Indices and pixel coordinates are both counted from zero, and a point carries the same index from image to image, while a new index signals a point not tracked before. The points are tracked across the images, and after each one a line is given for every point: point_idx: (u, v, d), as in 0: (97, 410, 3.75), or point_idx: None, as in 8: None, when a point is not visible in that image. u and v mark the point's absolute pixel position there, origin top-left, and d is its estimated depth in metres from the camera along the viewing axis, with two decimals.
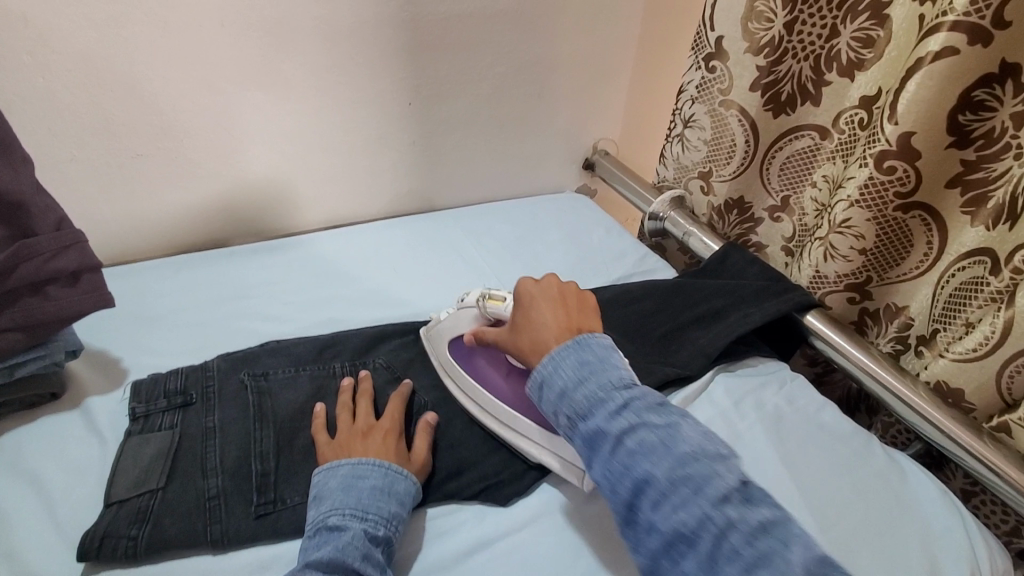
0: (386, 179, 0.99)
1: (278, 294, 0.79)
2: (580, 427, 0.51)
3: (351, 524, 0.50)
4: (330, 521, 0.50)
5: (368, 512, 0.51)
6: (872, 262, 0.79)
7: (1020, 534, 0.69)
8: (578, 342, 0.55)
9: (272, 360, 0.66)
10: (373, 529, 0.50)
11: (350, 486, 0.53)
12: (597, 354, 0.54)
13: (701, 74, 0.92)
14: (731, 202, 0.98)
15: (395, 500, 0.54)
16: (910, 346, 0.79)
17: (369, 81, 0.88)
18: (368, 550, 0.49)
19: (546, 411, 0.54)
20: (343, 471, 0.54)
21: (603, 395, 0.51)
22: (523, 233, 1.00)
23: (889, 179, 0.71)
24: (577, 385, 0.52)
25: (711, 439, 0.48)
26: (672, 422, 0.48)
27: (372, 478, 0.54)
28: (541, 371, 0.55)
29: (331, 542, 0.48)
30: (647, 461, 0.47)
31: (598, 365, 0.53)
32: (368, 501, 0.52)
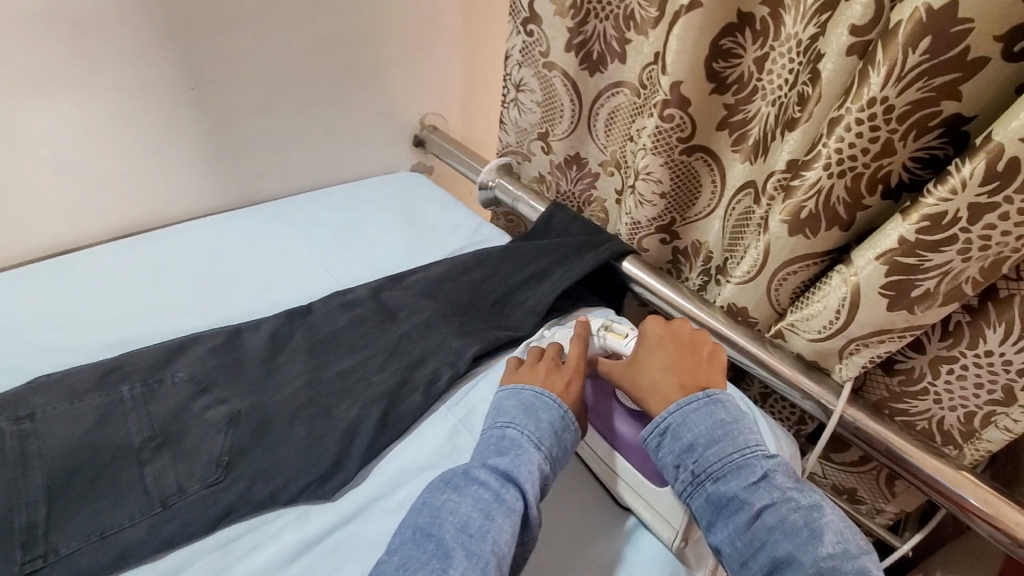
0: (186, 177, 0.89)
1: (51, 320, 0.69)
2: (707, 486, 0.55)
3: (530, 447, 0.57)
4: (505, 440, 0.58)
5: (541, 441, 0.58)
6: (673, 205, 0.86)
7: (804, 422, 0.80)
8: (709, 398, 0.59)
9: (41, 396, 0.58)
10: (544, 460, 0.57)
11: (533, 411, 0.61)
12: (732, 416, 0.58)
13: (522, 39, 0.93)
14: (568, 158, 1.01)
15: (563, 436, 0.60)
16: (712, 277, 0.88)
17: (137, 67, 0.78)
18: (537, 475, 0.55)
19: (666, 460, 0.58)
20: (525, 394, 0.62)
21: (741, 462, 0.55)
22: (352, 219, 0.96)
23: (671, 127, 0.77)
24: (711, 446, 0.56)
25: (853, 528, 0.51)
26: (815, 503, 0.52)
27: (550, 412, 0.61)
28: (670, 420, 0.59)
29: (506, 457, 0.56)
30: (784, 537, 0.50)
31: (732, 430, 0.57)
32: (541, 431, 0.59)
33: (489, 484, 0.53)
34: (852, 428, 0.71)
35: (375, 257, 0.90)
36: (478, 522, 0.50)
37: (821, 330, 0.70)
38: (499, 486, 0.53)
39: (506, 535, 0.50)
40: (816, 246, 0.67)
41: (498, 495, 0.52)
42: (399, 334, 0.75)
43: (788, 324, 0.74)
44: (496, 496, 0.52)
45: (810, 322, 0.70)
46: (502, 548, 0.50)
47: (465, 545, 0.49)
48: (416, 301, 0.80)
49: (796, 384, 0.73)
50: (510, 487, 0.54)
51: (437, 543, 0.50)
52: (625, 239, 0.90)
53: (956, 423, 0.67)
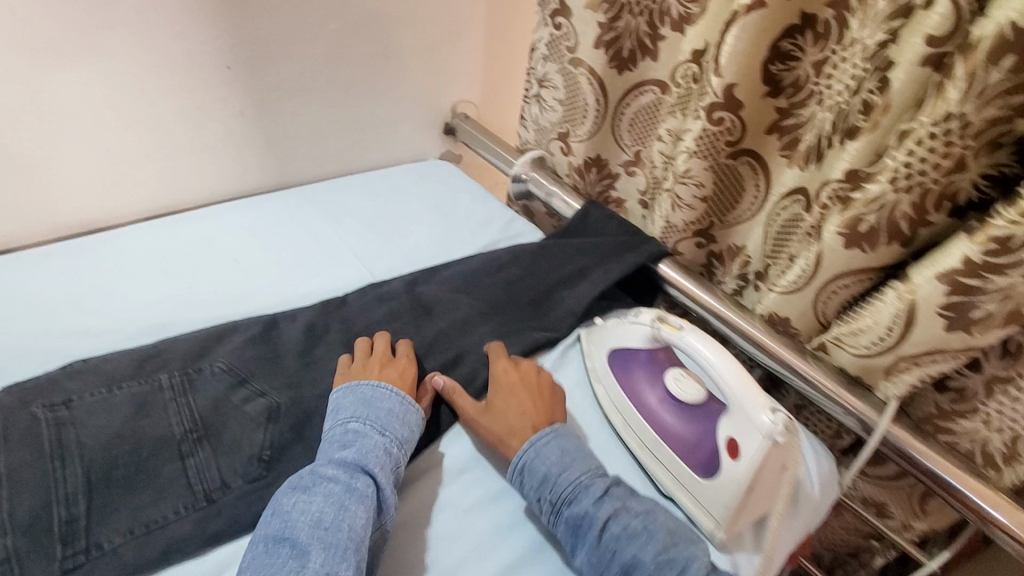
0: (216, 158, 0.86)
1: (82, 302, 0.67)
2: (565, 512, 0.54)
3: (374, 437, 0.56)
4: (346, 433, 0.56)
5: (386, 429, 0.57)
6: (712, 208, 0.84)
7: (841, 435, 0.80)
8: (554, 431, 0.60)
9: (78, 384, 0.56)
10: (391, 444, 0.56)
11: (370, 402, 0.59)
12: (576, 445, 0.59)
13: (548, 32, 0.90)
14: (589, 161, 0.97)
15: (409, 422, 0.60)
16: (749, 282, 0.86)
17: (171, 43, 0.74)
18: (385, 460, 0.55)
19: (527, 495, 0.57)
20: (361, 389, 0.60)
21: (588, 482, 0.56)
22: (382, 207, 0.94)
23: (719, 130, 0.74)
24: (562, 472, 0.56)
25: (681, 524, 0.54)
26: (650, 509, 0.55)
27: (390, 401, 0.60)
28: (524, 457, 0.58)
29: (351, 448, 0.54)
30: (630, 545, 0.51)
31: (578, 457, 0.58)
32: (384, 419, 0.58)
33: (337, 477, 0.52)
34: (894, 449, 0.70)
35: (409, 248, 0.88)
36: (331, 515, 0.49)
37: (869, 345, 0.69)
38: (349, 476, 0.52)
39: (362, 521, 0.49)
40: (872, 260, 0.65)
41: (348, 485, 0.51)
42: (434, 334, 0.73)
43: (833, 337, 0.73)
44: (347, 488, 0.51)
45: (859, 338, 0.70)
46: (360, 531, 0.49)
47: (320, 538, 0.47)
48: (449, 298, 0.78)
49: (836, 398, 0.72)
50: (361, 476, 0.52)
51: (292, 544, 0.47)
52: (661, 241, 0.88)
53: (1000, 445, 0.66)
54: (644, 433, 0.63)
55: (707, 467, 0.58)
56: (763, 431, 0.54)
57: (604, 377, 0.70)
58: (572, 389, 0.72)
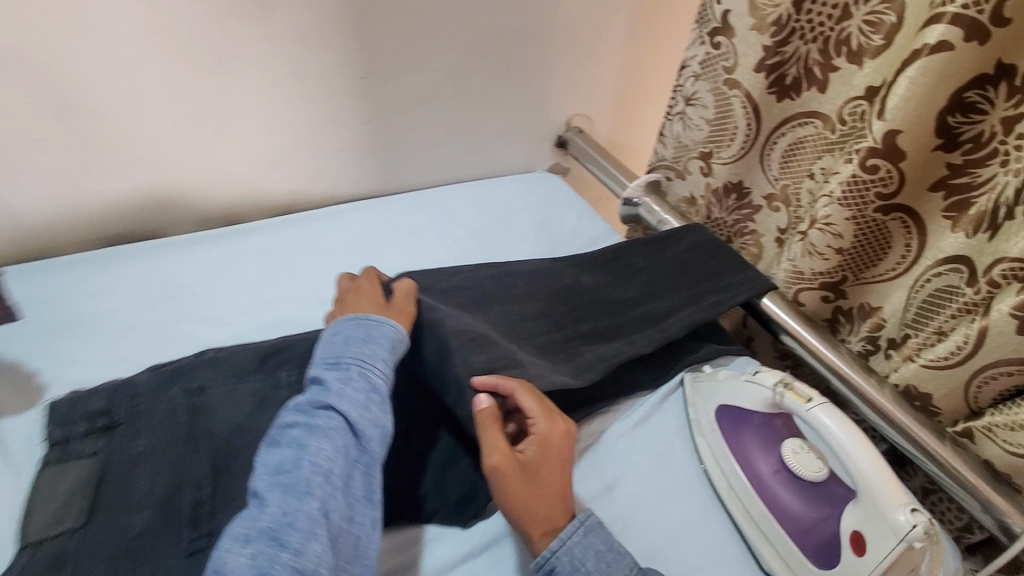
0: (341, 160, 0.89)
1: (217, 293, 0.72)
2: None
3: (329, 372, 0.52)
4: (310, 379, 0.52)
5: (340, 358, 0.53)
6: (848, 262, 0.76)
7: (971, 531, 0.70)
8: (584, 523, 0.52)
9: (210, 372, 0.60)
10: (354, 371, 0.52)
11: (326, 339, 0.55)
12: (608, 541, 0.52)
13: (705, 50, 0.84)
14: (730, 185, 0.90)
15: (374, 340, 0.55)
16: (880, 348, 0.77)
17: (317, 53, 0.77)
18: (346, 388, 0.50)
19: None
20: (325, 335, 0.56)
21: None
22: (488, 218, 0.94)
23: (872, 178, 0.67)
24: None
25: None
26: None
27: (352, 330, 0.55)
28: (557, 561, 0.50)
29: (312, 389, 0.51)
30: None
31: (614, 556, 0.51)
32: (338, 350, 0.53)
33: (295, 421, 0.48)
34: None
35: (514, 264, 0.88)
36: (291, 457, 0.46)
37: None
38: (308, 415, 0.49)
39: (325, 454, 0.46)
40: None
41: (308, 424, 0.48)
42: (439, 342, 0.59)
43: (982, 427, 0.66)
44: (305, 427, 0.47)
45: (1017, 434, 0.62)
46: (324, 465, 0.46)
47: (280, 483, 0.44)
48: (470, 317, 0.65)
49: (978, 493, 0.63)
50: (322, 411, 0.49)
51: (258, 498, 0.44)
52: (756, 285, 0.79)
53: None
54: (751, 504, 0.59)
55: (827, 559, 0.54)
56: (902, 535, 0.49)
57: (709, 429, 0.65)
58: (671, 436, 0.67)
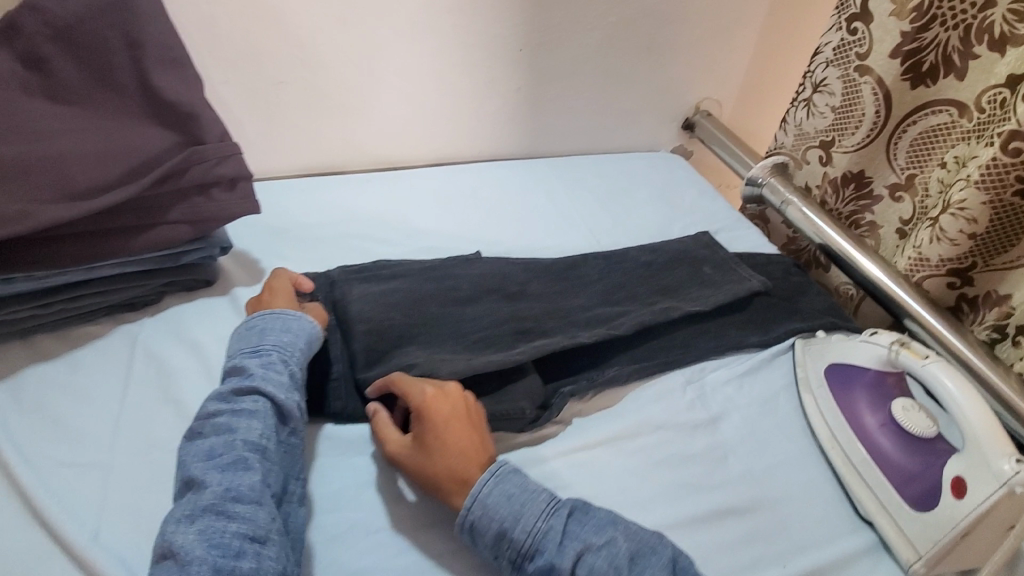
0: (492, 123, 1.00)
1: (388, 220, 0.87)
2: (529, 568, 0.48)
3: (250, 361, 0.56)
4: (228, 367, 0.56)
5: (260, 346, 0.58)
6: (980, 247, 0.76)
7: None
8: (494, 473, 0.52)
9: (385, 274, 0.75)
10: (269, 357, 0.57)
11: (258, 332, 0.59)
12: (521, 485, 0.52)
13: (840, 36, 0.86)
14: (849, 175, 0.91)
15: (291, 330, 0.61)
16: (1007, 336, 0.76)
17: (487, 25, 0.89)
18: (268, 372, 0.55)
19: (485, 554, 0.50)
20: (245, 325, 0.61)
21: (546, 530, 0.49)
22: (614, 186, 1.03)
23: (1014, 162, 0.68)
24: (517, 524, 0.49)
25: (640, 559, 0.48)
26: (611, 540, 0.49)
27: (264, 321, 0.61)
28: (472, 516, 0.50)
29: (234, 377, 0.55)
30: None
31: (528, 497, 0.51)
32: (258, 338, 0.59)
33: (222, 408, 0.52)
34: None
35: (634, 226, 0.95)
36: (223, 441, 0.49)
37: None
38: (238, 401, 0.52)
39: (255, 432, 0.50)
40: None
41: (237, 409, 0.52)
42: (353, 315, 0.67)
43: None
44: (239, 411, 0.51)
45: None
46: (256, 442, 0.50)
47: (214, 465, 0.48)
48: (401, 286, 0.72)
49: None
50: (247, 398, 0.53)
51: (195, 484, 0.47)
52: (741, 281, 0.81)
53: None
54: (853, 452, 0.63)
55: (925, 502, 0.57)
56: (1003, 480, 0.52)
57: (817, 387, 0.69)
58: (777, 390, 0.71)
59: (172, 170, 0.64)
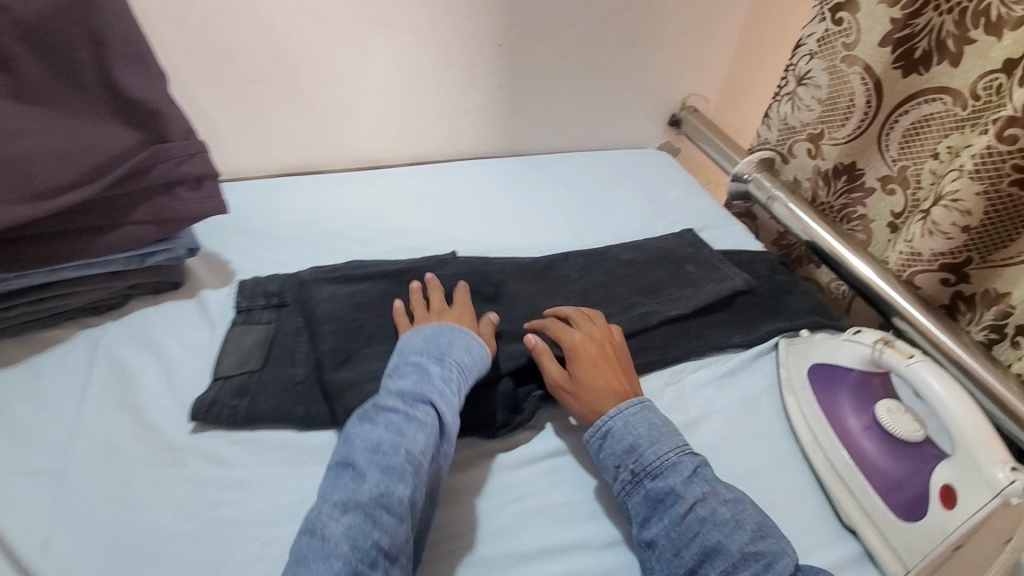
0: (473, 120, 0.99)
1: (363, 218, 0.85)
2: (647, 484, 0.54)
3: (434, 368, 0.57)
4: (407, 366, 0.57)
5: (444, 357, 0.58)
6: (975, 241, 0.72)
7: None
8: (641, 403, 0.60)
9: (354, 272, 0.73)
10: (448, 373, 0.57)
11: (435, 338, 0.60)
12: (664, 420, 0.59)
13: (824, 27, 0.83)
14: (840, 167, 0.88)
15: (474, 353, 0.61)
16: (1006, 336, 0.72)
17: (465, 20, 0.87)
18: (445, 388, 0.56)
19: (607, 462, 0.57)
20: (425, 329, 0.62)
21: (677, 459, 0.55)
22: (599, 183, 1.00)
23: (1010, 150, 0.64)
24: (653, 445, 0.56)
25: (748, 512, 0.52)
26: (737, 497, 0.53)
27: (451, 335, 0.61)
28: (612, 424, 0.58)
29: (409, 379, 0.56)
30: (715, 528, 0.50)
31: (667, 430, 0.58)
32: (444, 350, 0.59)
33: (397, 407, 0.53)
34: None
35: (619, 223, 0.93)
36: (389, 441, 0.50)
37: None
38: (409, 407, 0.53)
39: (419, 445, 0.51)
40: None
41: (408, 413, 0.52)
42: (317, 314, 0.65)
43: None
44: (406, 417, 0.52)
45: None
46: (417, 456, 0.50)
47: (377, 462, 0.49)
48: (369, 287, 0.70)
49: None
50: (421, 406, 0.53)
51: (354, 470, 0.49)
52: (723, 278, 0.79)
53: None
54: (836, 457, 0.59)
55: (913, 512, 0.54)
56: (997, 490, 0.48)
57: (799, 388, 0.66)
58: (759, 391, 0.69)
59: (137, 168, 0.63)
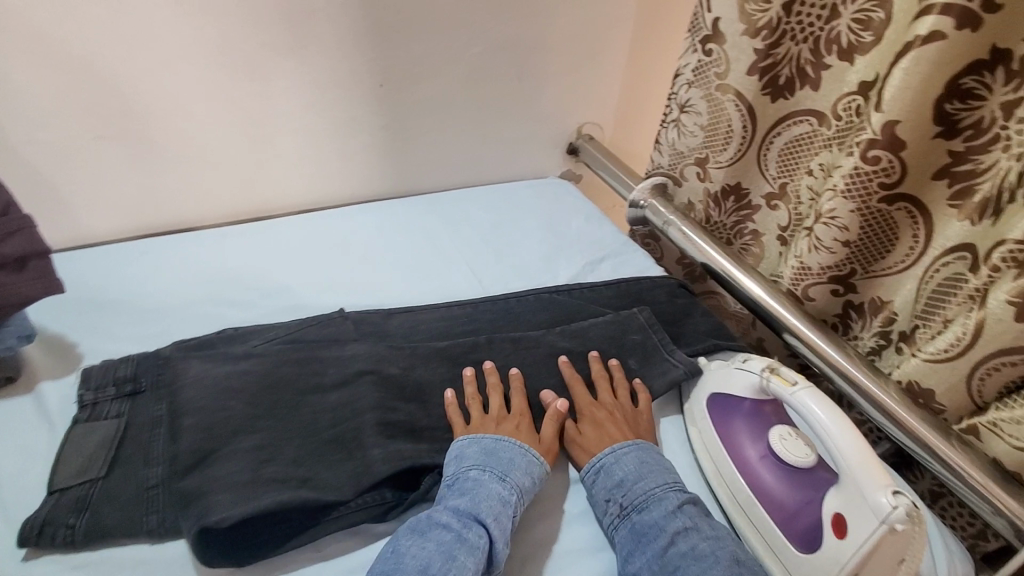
0: (358, 163, 0.95)
1: (243, 279, 0.77)
2: (633, 518, 0.56)
3: (494, 484, 0.55)
4: (466, 481, 0.55)
5: (507, 477, 0.56)
6: (856, 254, 0.75)
7: (985, 537, 0.67)
8: (635, 443, 0.62)
9: (226, 347, 0.65)
10: (507, 494, 0.55)
11: (493, 451, 0.58)
12: (655, 458, 0.62)
13: (697, 58, 0.85)
14: (728, 188, 0.91)
15: (533, 473, 0.58)
16: (892, 342, 0.75)
17: (338, 61, 0.84)
18: (500, 510, 0.53)
19: (597, 495, 0.59)
20: (484, 440, 0.59)
21: (662, 492, 0.57)
22: (499, 219, 0.98)
23: (874, 170, 0.67)
24: (639, 480, 0.58)
25: (726, 546, 0.54)
26: (719, 535, 0.55)
27: (518, 452, 0.59)
28: (603, 458, 0.61)
29: (465, 497, 0.54)
30: (695, 563, 0.52)
31: (657, 467, 0.60)
32: (506, 466, 0.57)
33: (450, 525, 0.51)
34: None
35: (520, 260, 0.91)
36: (439, 562, 0.48)
37: None
38: (462, 526, 0.51)
39: (468, 574, 0.48)
40: None
41: (461, 535, 0.50)
42: (181, 399, 0.57)
43: (988, 423, 0.64)
44: (459, 538, 0.50)
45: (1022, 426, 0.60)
46: None
47: None
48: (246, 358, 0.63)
49: (983, 493, 0.61)
50: (473, 528, 0.51)
51: None
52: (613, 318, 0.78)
53: None
54: (738, 490, 0.59)
55: (809, 542, 0.53)
56: (881, 517, 0.48)
57: (700, 418, 0.66)
58: (664, 427, 0.69)
59: None
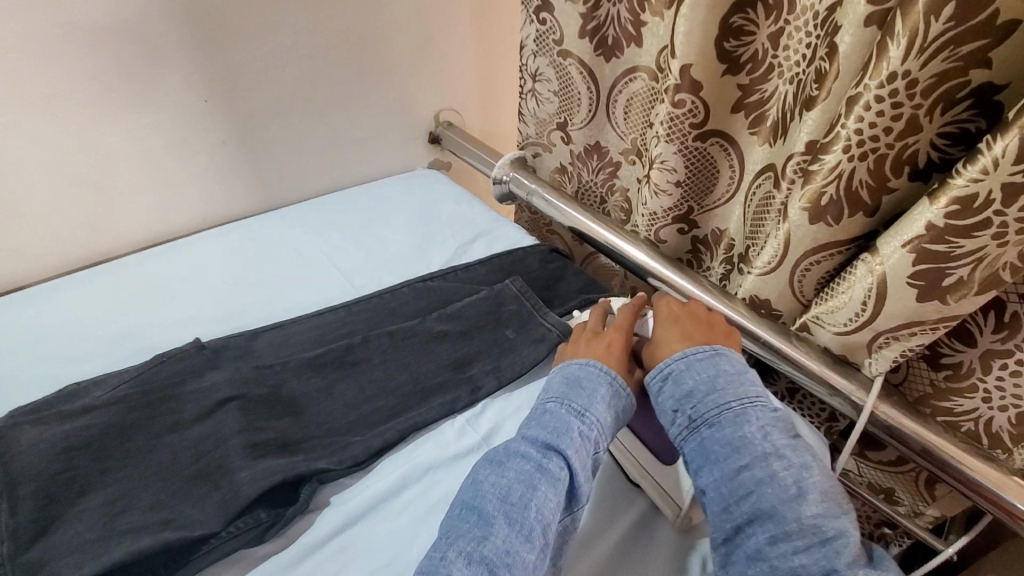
0: (201, 186, 0.91)
1: (86, 329, 0.72)
2: (703, 433, 0.52)
3: (574, 417, 0.53)
4: (546, 414, 0.54)
5: (587, 410, 0.54)
6: (689, 192, 0.82)
7: (836, 418, 0.76)
8: (715, 352, 0.57)
9: (70, 404, 0.60)
10: (588, 427, 0.53)
11: (575, 382, 0.57)
12: (737, 370, 0.55)
13: (535, 28, 0.89)
14: (589, 147, 0.95)
15: (616, 403, 0.56)
16: (734, 265, 0.83)
17: (153, 83, 0.79)
18: (583, 441, 0.52)
19: (664, 404, 0.56)
20: (570, 368, 0.59)
21: (740, 410, 0.52)
22: (366, 219, 0.97)
23: (681, 112, 0.73)
24: (712, 394, 0.53)
25: (815, 481, 0.48)
26: (806, 463, 0.49)
27: (599, 379, 0.57)
28: (673, 367, 0.57)
29: (544, 428, 0.53)
30: (772, 491, 0.47)
31: (738, 380, 0.54)
32: (588, 399, 0.55)
33: (529, 455, 0.50)
34: (883, 428, 0.66)
35: (390, 255, 0.91)
36: (520, 492, 0.48)
37: (846, 322, 0.64)
38: (544, 456, 0.50)
39: (552, 503, 0.47)
40: (838, 235, 0.62)
41: (542, 465, 0.49)
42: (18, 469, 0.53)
43: (813, 316, 0.69)
44: (540, 467, 0.49)
45: (835, 314, 0.65)
46: (547, 515, 0.47)
47: (506, 513, 0.46)
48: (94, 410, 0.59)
49: (821, 380, 0.68)
50: (553, 458, 0.50)
51: (479, 514, 0.47)
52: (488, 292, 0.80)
53: (1006, 423, 0.60)
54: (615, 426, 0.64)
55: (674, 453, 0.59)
56: None
57: None
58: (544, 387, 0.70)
59: None
